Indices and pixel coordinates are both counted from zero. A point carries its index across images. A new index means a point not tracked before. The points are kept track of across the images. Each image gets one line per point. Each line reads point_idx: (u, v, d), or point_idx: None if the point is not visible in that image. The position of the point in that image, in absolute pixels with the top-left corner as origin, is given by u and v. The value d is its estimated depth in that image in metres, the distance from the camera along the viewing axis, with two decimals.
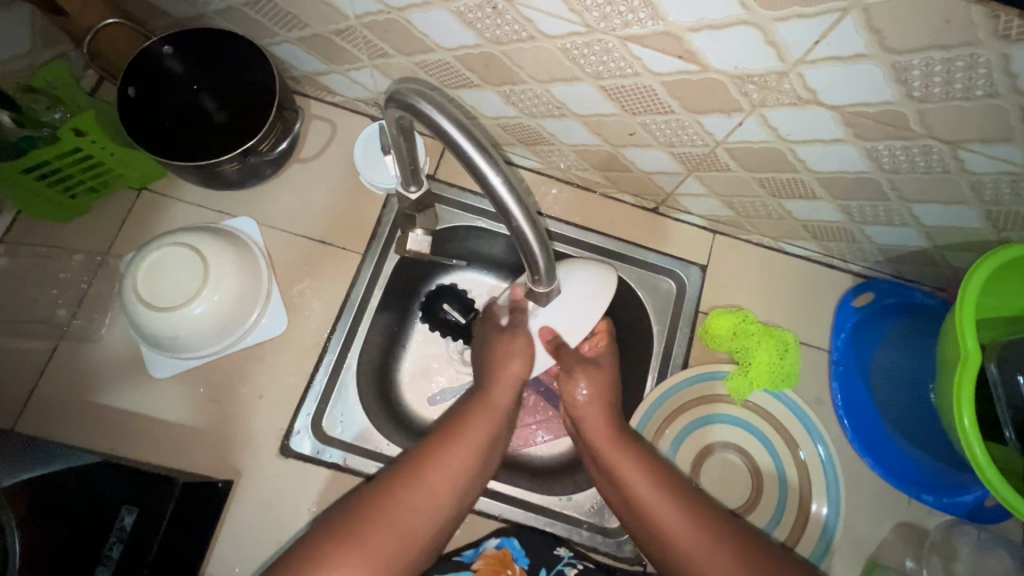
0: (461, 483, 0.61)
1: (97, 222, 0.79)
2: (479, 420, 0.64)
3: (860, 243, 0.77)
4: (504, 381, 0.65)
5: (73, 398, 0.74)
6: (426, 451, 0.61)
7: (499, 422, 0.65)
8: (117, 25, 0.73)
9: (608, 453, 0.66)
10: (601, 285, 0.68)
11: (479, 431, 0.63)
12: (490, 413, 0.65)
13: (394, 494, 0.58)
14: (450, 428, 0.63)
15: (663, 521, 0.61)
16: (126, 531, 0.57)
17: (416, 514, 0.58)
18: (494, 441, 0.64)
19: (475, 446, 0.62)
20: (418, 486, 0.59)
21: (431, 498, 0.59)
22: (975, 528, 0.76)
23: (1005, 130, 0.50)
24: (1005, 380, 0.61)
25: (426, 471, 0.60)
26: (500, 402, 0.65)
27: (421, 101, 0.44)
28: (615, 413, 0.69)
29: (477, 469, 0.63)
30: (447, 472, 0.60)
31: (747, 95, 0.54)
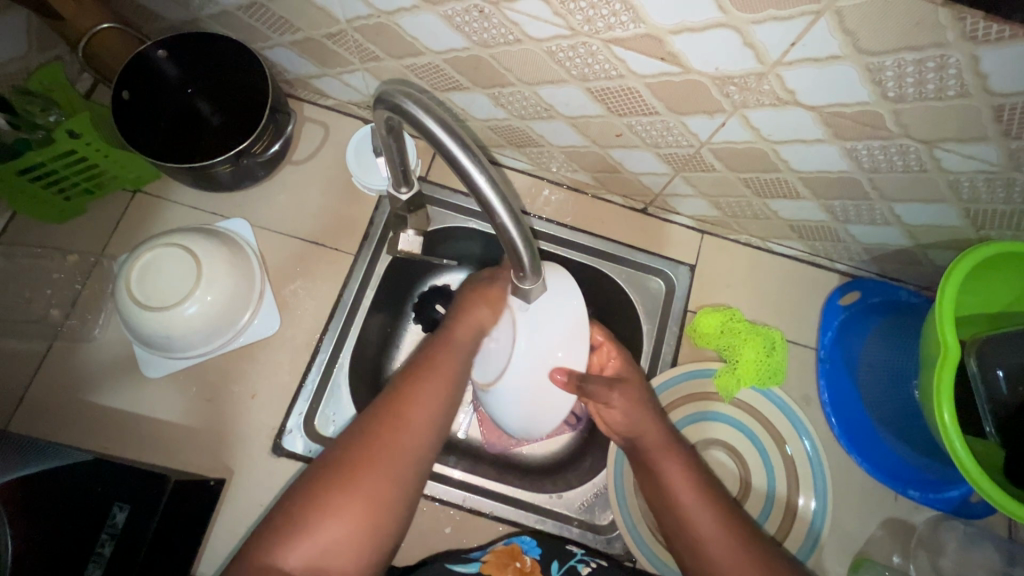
0: (435, 418, 0.62)
1: (91, 223, 0.80)
2: (442, 357, 0.64)
3: (844, 243, 0.78)
4: (465, 325, 0.65)
5: (67, 398, 0.74)
6: (399, 395, 0.62)
7: (461, 357, 0.65)
8: (112, 29, 0.74)
9: (659, 460, 0.68)
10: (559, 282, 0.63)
11: (445, 368, 0.64)
12: (452, 357, 0.64)
13: (375, 438, 0.59)
14: (420, 370, 0.63)
15: (696, 519, 0.64)
16: (119, 528, 0.57)
17: (399, 455, 0.59)
18: (458, 376, 0.64)
19: (444, 384, 0.63)
20: (393, 427, 0.59)
21: (410, 436, 0.60)
22: (961, 523, 0.77)
23: (978, 129, 0.51)
24: (985, 375, 0.62)
25: (403, 412, 0.60)
26: (461, 341, 0.65)
27: (407, 102, 0.45)
28: (661, 420, 0.71)
29: (448, 403, 0.63)
30: (422, 412, 0.61)
31: (729, 96, 0.56)
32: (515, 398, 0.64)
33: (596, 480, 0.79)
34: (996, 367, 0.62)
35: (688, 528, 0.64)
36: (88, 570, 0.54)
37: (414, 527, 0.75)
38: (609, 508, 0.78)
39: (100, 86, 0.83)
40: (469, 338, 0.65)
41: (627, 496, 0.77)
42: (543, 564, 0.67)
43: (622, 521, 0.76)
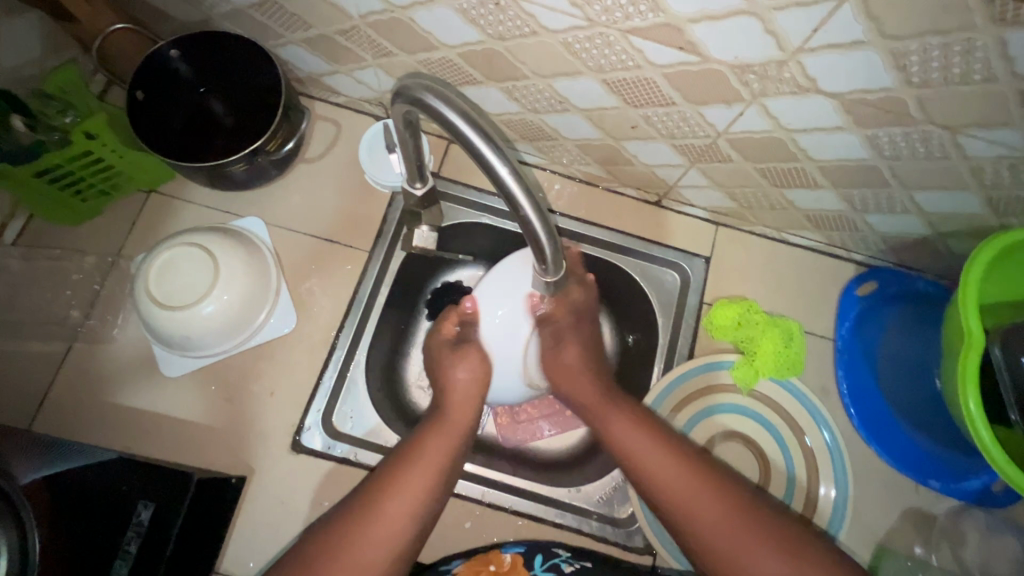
0: (420, 508, 0.61)
1: (108, 224, 0.80)
2: (435, 442, 0.65)
3: (862, 232, 0.78)
4: (459, 403, 0.68)
5: (88, 398, 0.75)
6: (382, 480, 0.62)
7: (456, 443, 0.66)
8: (126, 30, 0.74)
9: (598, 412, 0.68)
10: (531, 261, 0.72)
11: (434, 452, 0.64)
12: (445, 440, 0.65)
13: (354, 528, 0.59)
14: (403, 457, 0.64)
15: (664, 482, 0.63)
16: (144, 527, 0.58)
17: (379, 543, 0.59)
18: (449, 464, 0.65)
19: (431, 472, 0.63)
20: (370, 517, 0.60)
21: (391, 528, 0.60)
22: (982, 513, 0.77)
23: (1004, 114, 0.50)
24: (1010, 363, 0.59)
25: (381, 504, 0.60)
26: (457, 422, 0.67)
27: (428, 95, 0.45)
28: (595, 369, 0.70)
29: (434, 493, 0.63)
30: (403, 501, 0.61)
31: (748, 84, 0.55)
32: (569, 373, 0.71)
33: (614, 474, 0.79)
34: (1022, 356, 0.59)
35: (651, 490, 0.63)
36: (114, 568, 0.55)
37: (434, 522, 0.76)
38: (628, 502, 0.77)
39: (114, 86, 0.83)
40: (464, 423, 0.67)
41: None
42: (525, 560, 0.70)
43: (641, 514, 0.76)
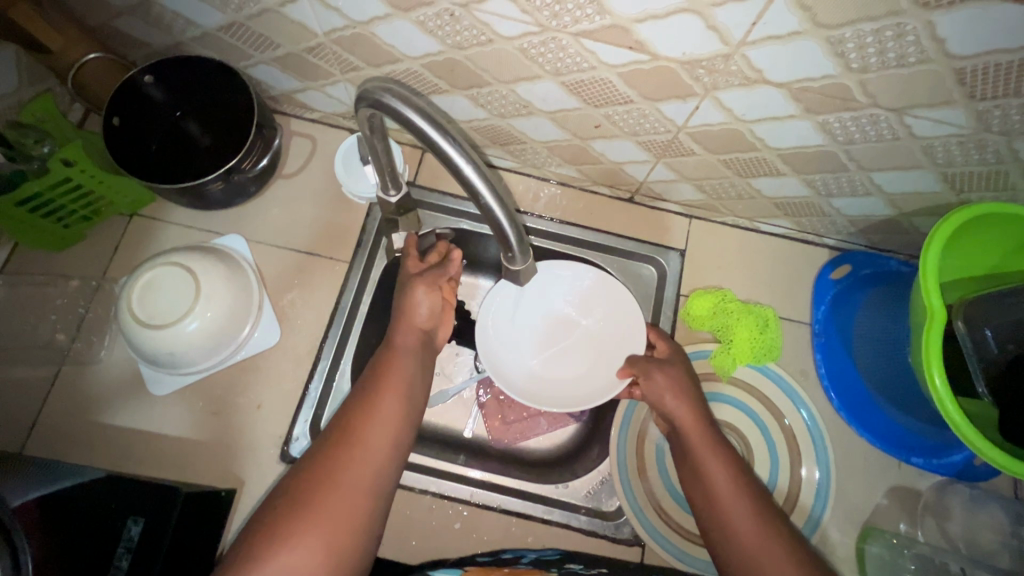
0: (396, 433, 0.62)
1: (91, 250, 0.82)
2: (396, 369, 0.66)
3: (830, 216, 0.79)
4: (410, 330, 0.70)
5: (78, 420, 0.76)
6: (354, 413, 0.62)
7: (415, 369, 0.67)
8: (98, 58, 0.76)
9: (692, 432, 0.68)
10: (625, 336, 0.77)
11: (400, 378, 0.65)
12: (406, 362, 0.67)
13: (335, 460, 0.58)
14: (375, 381, 0.64)
15: (742, 520, 0.62)
16: (134, 542, 0.58)
17: (362, 473, 0.59)
18: (413, 390, 0.66)
19: (399, 399, 0.64)
20: (353, 449, 0.59)
21: (372, 455, 0.60)
22: (966, 486, 0.78)
23: (944, 94, 0.52)
24: (975, 336, 0.63)
25: (361, 431, 0.60)
26: (411, 350, 0.68)
27: (388, 97, 0.46)
28: (698, 399, 0.71)
29: (407, 418, 0.64)
30: (382, 431, 0.61)
31: (699, 79, 0.57)
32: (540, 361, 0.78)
33: (601, 467, 0.80)
34: (984, 328, 0.63)
35: (721, 512, 0.63)
36: None
37: (425, 525, 0.76)
38: (615, 494, 0.79)
39: (92, 115, 0.85)
40: (420, 348, 0.69)
41: (632, 481, 0.78)
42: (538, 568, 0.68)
43: (629, 506, 0.77)
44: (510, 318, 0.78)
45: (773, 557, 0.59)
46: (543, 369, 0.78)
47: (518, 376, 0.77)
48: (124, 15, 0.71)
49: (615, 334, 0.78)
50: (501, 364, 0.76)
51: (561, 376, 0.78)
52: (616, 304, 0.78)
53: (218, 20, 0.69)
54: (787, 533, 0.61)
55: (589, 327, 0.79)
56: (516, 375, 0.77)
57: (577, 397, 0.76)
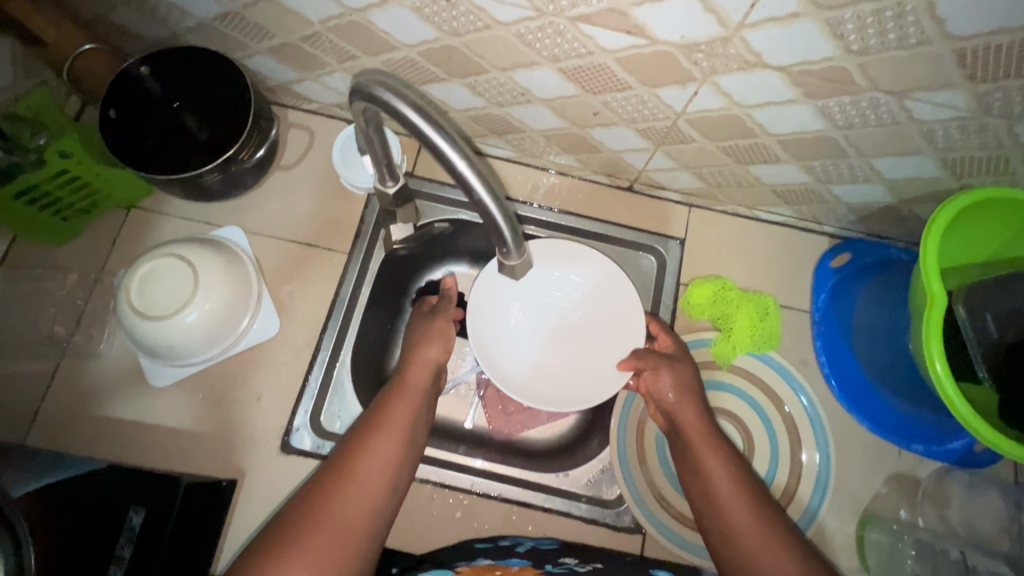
0: (393, 468, 0.62)
1: (90, 242, 0.82)
2: (398, 404, 0.66)
3: (830, 204, 0.79)
4: (418, 367, 0.69)
5: (78, 413, 0.76)
6: (351, 448, 0.63)
7: (418, 403, 0.67)
8: (94, 50, 0.76)
9: (694, 437, 0.68)
10: (627, 333, 0.75)
11: (402, 415, 0.65)
12: (410, 399, 0.67)
13: (329, 498, 0.59)
14: (376, 417, 0.65)
15: (742, 529, 0.62)
16: (136, 531, 0.59)
17: (354, 510, 0.59)
18: (415, 425, 0.66)
19: (398, 435, 0.64)
20: (347, 486, 0.60)
21: (365, 493, 0.60)
22: (966, 473, 0.78)
23: (944, 76, 0.52)
24: (975, 322, 0.63)
25: (357, 468, 0.61)
26: (417, 384, 0.68)
27: (381, 90, 0.46)
28: (701, 401, 0.71)
29: (406, 453, 0.64)
30: (377, 468, 0.62)
31: (697, 64, 0.57)
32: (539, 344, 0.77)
33: (601, 456, 0.80)
34: (986, 313, 0.63)
35: (725, 518, 0.63)
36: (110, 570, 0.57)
37: (426, 515, 0.77)
38: (615, 483, 0.79)
39: (88, 107, 0.85)
40: (425, 383, 0.69)
41: (632, 469, 0.79)
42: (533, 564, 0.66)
43: (629, 493, 0.77)
44: (506, 309, 0.77)
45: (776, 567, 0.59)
46: (541, 361, 0.77)
47: (514, 369, 0.76)
48: (118, 6, 0.71)
49: (616, 327, 0.75)
50: (497, 358, 0.75)
51: (559, 369, 0.77)
52: (618, 295, 0.75)
53: (212, 9, 0.68)
54: (790, 544, 0.61)
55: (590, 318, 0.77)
56: (512, 368, 0.76)
57: (573, 392, 0.75)
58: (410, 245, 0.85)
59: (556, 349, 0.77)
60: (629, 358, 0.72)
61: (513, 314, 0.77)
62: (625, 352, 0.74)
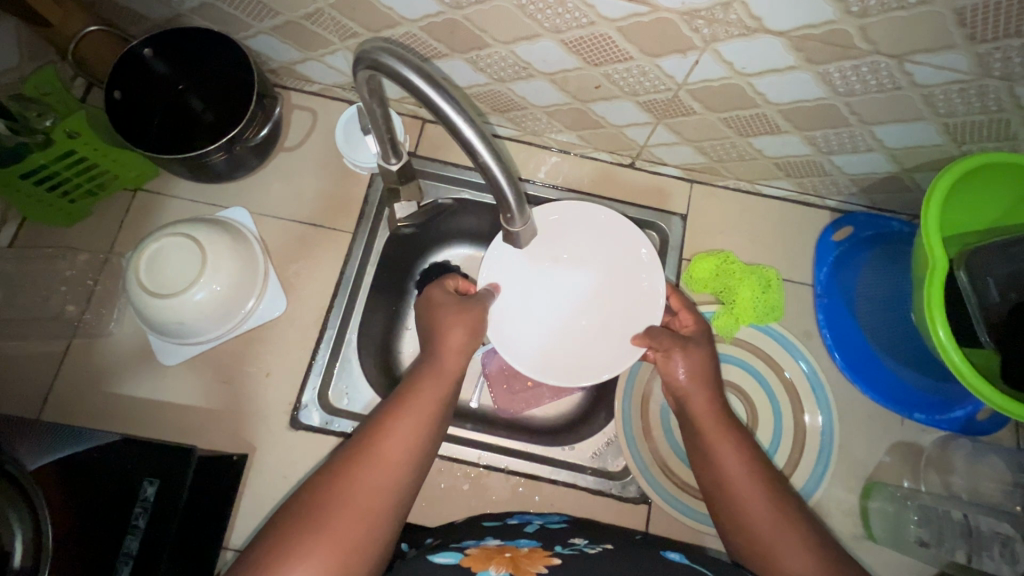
0: (416, 452, 0.59)
1: (97, 224, 0.83)
2: (428, 386, 0.64)
3: (832, 176, 0.79)
4: (449, 352, 0.67)
5: (91, 390, 0.77)
6: (377, 429, 0.59)
7: (448, 387, 0.65)
8: (98, 32, 0.77)
9: (708, 425, 0.67)
10: (636, 305, 0.77)
11: (428, 398, 0.63)
12: (438, 383, 0.65)
13: (354, 475, 0.56)
14: (401, 398, 0.63)
15: (758, 519, 0.60)
16: (150, 502, 0.59)
17: (377, 494, 0.56)
18: (443, 407, 0.63)
19: (424, 418, 0.61)
20: (372, 464, 0.57)
21: (388, 478, 0.57)
22: (968, 440, 0.79)
23: (944, 37, 0.52)
24: (976, 285, 0.64)
25: (382, 446, 0.58)
26: (450, 370, 0.66)
27: (385, 57, 0.46)
28: (717, 388, 0.70)
29: (432, 436, 0.62)
30: (400, 446, 0.59)
31: (698, 31, 0.57)
32: (550, 327, 0.79)
33: (606, 430, 0.81)
34: (987, 276, 0.63)
35: (740, 507, 0.62)
36: (126, 540, 0.57)
37: (434, 488, 0.78)
38: (621, 455, 0.80)
39: (93, 89, 0.86)
40: (456, 367, 0.67)
41: (637, 441, 0.80)
42: (543, 546, 0.61)
43: (635, 465, 0.78)
44: (523, 281, 0.78)
45: (794, 556, 0.58)
46: (555, 335, 0.78)
47: (530, 340, 0.78)
48: None
49: (633, 305, 0.77)
50: (513, 328, 0.77)
51: (573, 345, 0.78)
52: (638, 273, 0.77)
53: None
54: (811, 531, 0.60)
55: (607, 295, 0.78)
56: (527, 340, 0.77)
57: (584, 367, 0.76)
58: (415, 225, 0.84)
59: (567, 330, 0.79)
60: (644, 334, 0.72)
61: (531, 286, 0.79)
62: (641, 328, 0.75)
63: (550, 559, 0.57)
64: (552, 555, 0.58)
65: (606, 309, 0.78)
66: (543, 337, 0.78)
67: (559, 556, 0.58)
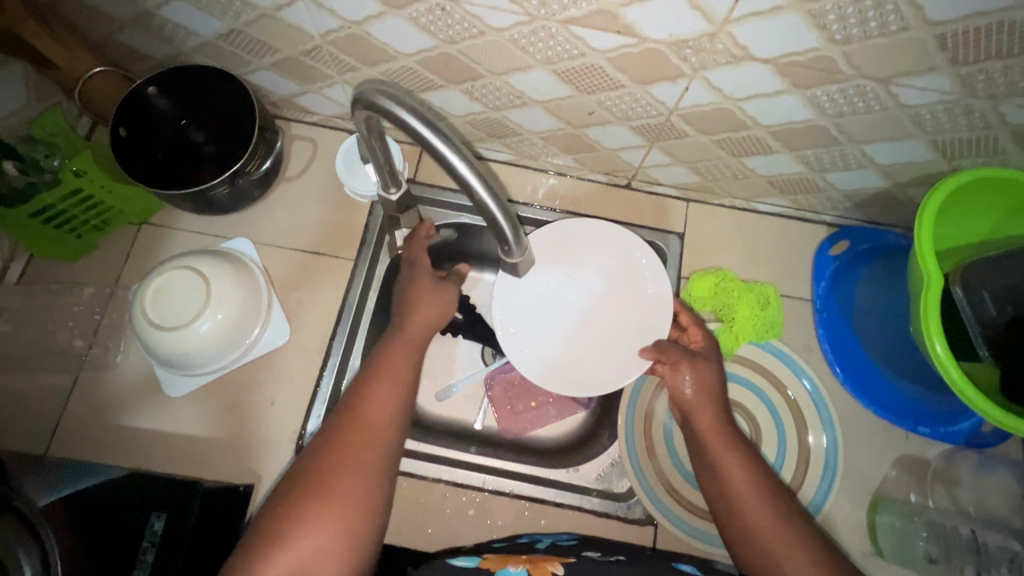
0: (393, 437, 0.61)
1: (103, 259, 0.84)
2: (394, 365, 0.66)
3: (825, 192, 0.80)
4: (411, 329, 0.69)
5: (97, 423, 0.78)
6: (350, 417, 0.61)
7: (412, 364, 0.67)
8: (105, 72, 0.79)
9: (707, 431, 0.68)
10: (644, 318, 0.77)
11: (396, 379, 0.64)
12: (403, 361, 0.66)
13: (337, 465, 0.57)
14: (372, 381, 0.64)
15: (752, 511, 0.62)
16: (158, 535, 0.58)
17: (359, 488, 0.57)
18: (410, 384, 0.65)
19: (397, 401, 0.63)
20: (353, 454, 0.58)
21: (367, 461, 0.58)
22: (974, 453, 0.79)
23: (927, 60, 0.53)
24: (972, 298, 0.64)
25: (360, 434, 0.60)
26: (412, 346, 0.68)
27: (380, 97, 0.47)
28: (718, 400, 0.70)
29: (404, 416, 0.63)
30: (377, 434, 0.60)
31: (687, 60, 0.58)
32: (558, 339, 0.78)
33: (610, 450, 0.81)
34: (982, 289, 0.64)
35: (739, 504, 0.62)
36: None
37: (440, 513, 0.78)
38: (626, 476, 0.80)
39: (98, 127, 0.88)
40: (417, 342, 0.69)
41: (641, 461, 0.80)
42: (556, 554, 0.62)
43: (640, 485, 0.78)
44: (524, 295, 0.78)
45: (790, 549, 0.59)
46: (562, 344, 0.78)
47: (534, 350, 0.77)
48: (127, 27, 0.74)
49: (644, 316, 0.77)
50: (517, 341, 0.77)
51: (579, 358, 0.77)
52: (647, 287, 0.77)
53: (216, 28, 0.71)
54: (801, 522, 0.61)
55: (616, 304, 0.78)
56: (533, 351, 0.77)
57: (593, 377, 0.76)
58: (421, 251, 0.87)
59: (574, 343, 0.78)
60: (652, 347, 0.72)
61: (536, 296, 0.78)
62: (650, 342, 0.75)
63: (565, 561, 0.59)
64: (567, 559, 0.60)
65: (614, 322, 0.78)
66: (550, 349, 0.78)
67: (574, 560, 0.60)
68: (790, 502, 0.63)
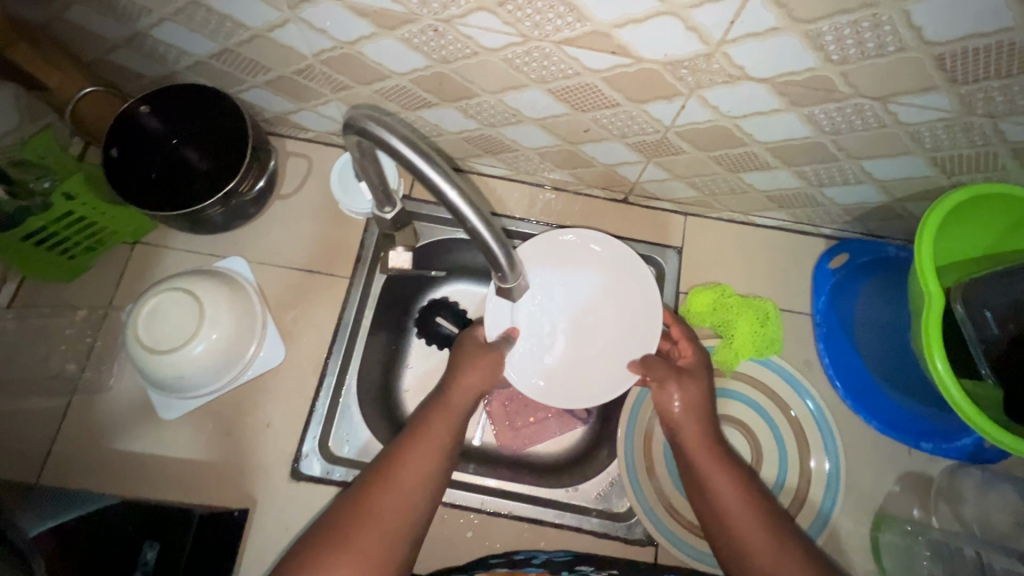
0: (417, 498, 0.62)
1: (96, 280, 0.83)
2: (436, 426, 0.66)
3: (823, 206, 0.80)
4: (457, 391, 0.69)
5: (90, 448, 0.77)
6: (378, 475, 0.62)
7: (455, 426, 0.67)
8: (96, 91, 0.78)
9: (698, 452, 0.67)
10: (634, 329, 0.77)
11: (432, 441, 0.65)
12: (447, 421, 0.67)
13: (356, 522, 0.59)
14: (406, 441, 0.65)
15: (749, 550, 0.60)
16: (151, 566, 0.59)
17: (376, 543, 0.58)
18: (449, 447, 0.65)
19: (429, 461, 0.64)
20: (374, 511, 0.60)
21: (387, 521, 0.60)
22: (977, 469, 0.78)
23: (926, 80, 0.53)
24: (974, 317, 0.64)
25: (383, 493, 0.61)
26: (459, 409, 0.68)
27: (371, 123, 0.47)
28: (708, 419, 0.69)
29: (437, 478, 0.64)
30: (401, 493, 0.61)
31: (683, 79, 0.57)
32: (548, 353, 0.77)
33: (610, 470, 0.80)
34: (985, 309, 0.63)
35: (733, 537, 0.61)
36: None
37: (438, 535, 0.77)
38: (626, 495, 0.79)
39: (91, 146, 0.87)
40: (466, 405, 0.69)
41: (642, 481, 0.79)
42: None
43: (640, 505, 0.77)
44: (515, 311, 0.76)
45: None
46: (554, 357, 0.77)
47: (527, 363, 0.76)
48: (119, 47, 0.73)
49: (636, 328, 0.76)
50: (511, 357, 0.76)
51: (571, 372, 0.77)
52: (636, 297, 0.77)
53: (209, 48, 0.70)
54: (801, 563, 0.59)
55: (609, 315, 0.78)
56: (525, 366, 0.76)
57: (586, 389, 0.76)
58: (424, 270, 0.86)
59: (564, 356, 0.77)
60: (639, 362, 0.73)
61: (527, 311, 0.77)
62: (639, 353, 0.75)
63: None
64: None
65: (604, 333, 0.78)
66: (541, 362, 0.77)
67: None
68: (785, 526, 0.62)
